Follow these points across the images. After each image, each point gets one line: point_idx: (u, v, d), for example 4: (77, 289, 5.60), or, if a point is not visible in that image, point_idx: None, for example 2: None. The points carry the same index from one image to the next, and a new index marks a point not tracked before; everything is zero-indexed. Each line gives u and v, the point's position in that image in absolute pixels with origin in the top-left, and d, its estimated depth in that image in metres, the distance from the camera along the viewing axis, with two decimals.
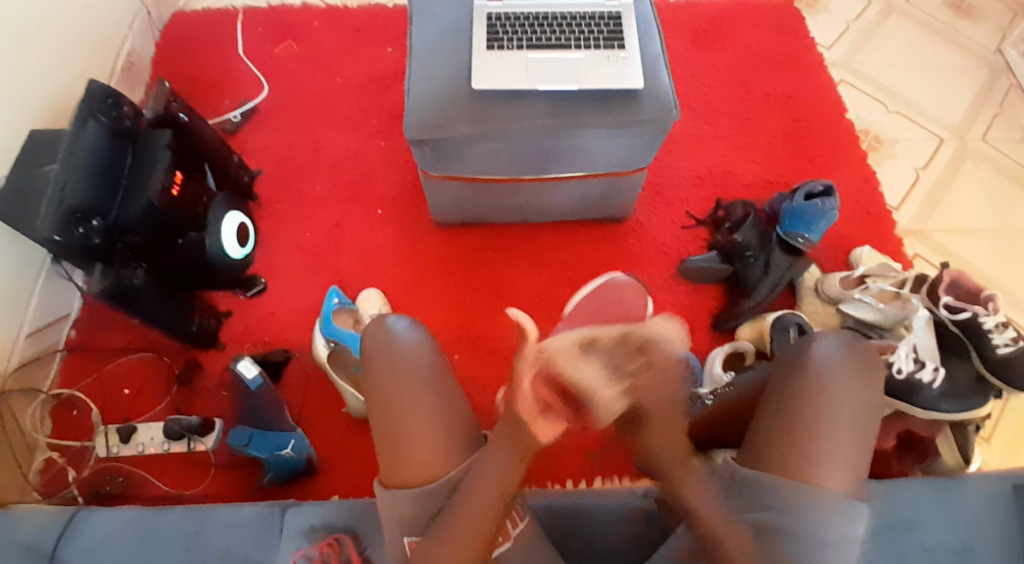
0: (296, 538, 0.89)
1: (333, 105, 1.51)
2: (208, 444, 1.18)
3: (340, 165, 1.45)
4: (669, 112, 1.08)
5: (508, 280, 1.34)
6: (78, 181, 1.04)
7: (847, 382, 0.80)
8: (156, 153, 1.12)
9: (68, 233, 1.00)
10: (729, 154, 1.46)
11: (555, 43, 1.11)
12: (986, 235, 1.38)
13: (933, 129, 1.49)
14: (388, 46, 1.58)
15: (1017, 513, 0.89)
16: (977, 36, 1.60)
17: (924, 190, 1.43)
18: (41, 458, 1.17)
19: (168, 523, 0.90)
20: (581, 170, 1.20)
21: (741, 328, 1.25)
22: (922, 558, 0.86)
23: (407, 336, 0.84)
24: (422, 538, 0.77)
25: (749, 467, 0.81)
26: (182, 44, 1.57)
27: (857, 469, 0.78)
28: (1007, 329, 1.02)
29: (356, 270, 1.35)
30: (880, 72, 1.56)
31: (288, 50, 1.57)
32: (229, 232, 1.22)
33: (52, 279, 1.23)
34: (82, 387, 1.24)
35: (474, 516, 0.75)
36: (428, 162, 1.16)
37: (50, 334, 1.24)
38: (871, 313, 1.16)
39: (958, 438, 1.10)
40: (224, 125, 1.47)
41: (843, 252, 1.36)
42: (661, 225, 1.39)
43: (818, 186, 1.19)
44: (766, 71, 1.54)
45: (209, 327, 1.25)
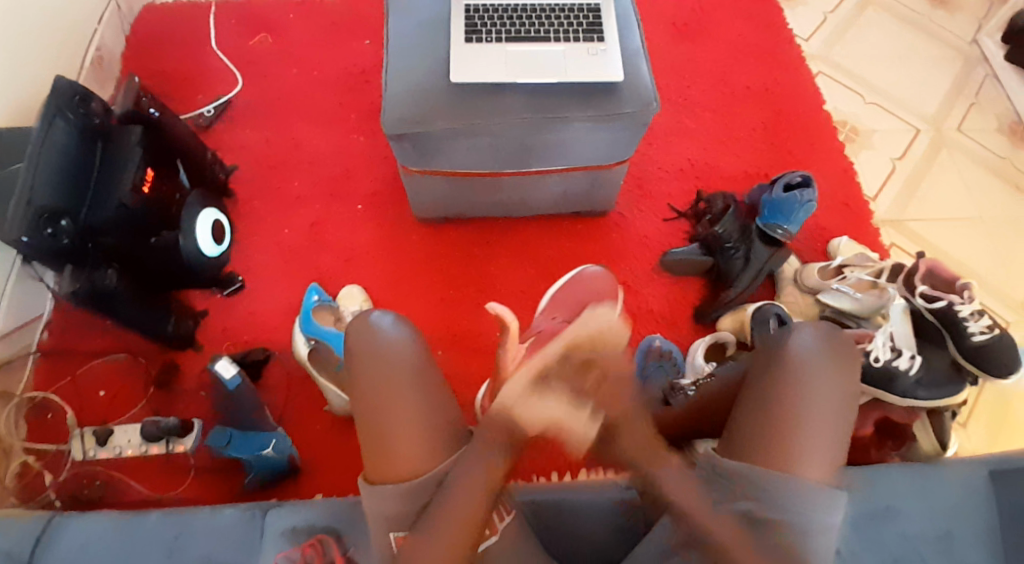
0: (279, 540, 0.88)
1: (311, 99, 1.49)
2: (188, 445, 1.14)
3: (318, 160, 1.43)
4: (649, 106, 1.08)
5: (491, 275, 1.33)
6: (46, 181, 1.00)
7: (823, 374, 0.80)
8: (128, 152, 1.10)
9: (37, 234, 0.97)
10: (709, 146, 1.46)
11: (535, 36, 1.10)
12: (961, 225, 1.40)
13: (910, 120, 1.51)
14: (366, 38, 1.56)
15: (993, 499, 0.90)
16: (953, 27, 1.62)
17: (901, 180, 1.44)
18: (17, 462, 1.14)
19: (148, 528, 0.88)
20: (560, 165, 1.20)
21: (724, 319, 1.25)
22: (902, 545, 0.88)
23: (391, 331, 0.83)
24: (410, 534, 0.76)
25: (731, 457, 0.81)
26: (153, 37, 1.54)
27: (836, 457, 0.80)
28: (982, 317, 1.05)
29: (337, 268, 1.33)
30: (858, 63, 1.58)
31: (263, 43, 1.54)
32: (205, 232, 1.19)
33: (23, 280, 1.20)
34: (57, 390, 1.22)
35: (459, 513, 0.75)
36: (408, 156, 1.14)
37: (22, 337, 1.21)
38: (848, 302, 1.17)
39: (935, 424, 1.11)
40: (198, 120, 1.44)
41: (822, 242, 1.37)
42: (642, 218, 1.39)
43: (796, 178, 1.20)
44: (745, 63, 1.55)
45: (186, 327, 1.23)
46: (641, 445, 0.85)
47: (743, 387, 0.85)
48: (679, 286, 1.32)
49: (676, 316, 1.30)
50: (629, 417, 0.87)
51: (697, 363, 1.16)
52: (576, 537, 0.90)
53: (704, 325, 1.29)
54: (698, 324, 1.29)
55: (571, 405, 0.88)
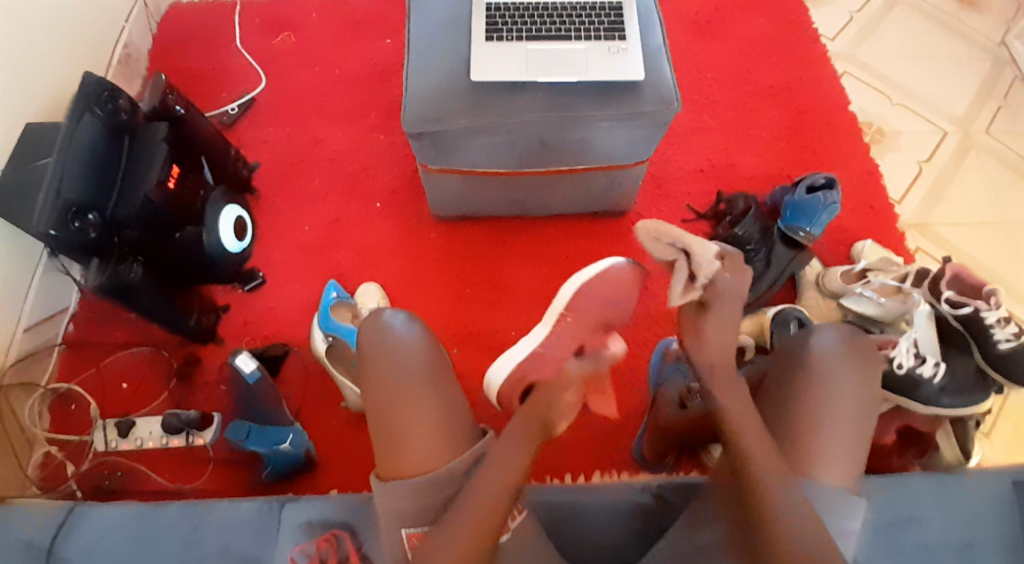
0: (294, 533, 0.89)
1: (332, 97, 1.50)
2: (207, 437, 1.16)
3: (339, 158, 1.44)
4: (670, 105, 1.07)
5: (508, 274, 1.33)
6: (75, 175, 1.03)
7: (845, 377, 0.79)
8: (153, 147, 1.11)
9: (64, 228, 0.99)
10: (731, 147, 1.45)
11: (555, 35, 1.10)
12: (989, 229, 1.37)
13: (937, 122, 1.48)
14: (387, 37, 1.57)
15: (1018, 510, 0.89)
16: (982, 27, 1.59)
17: (928, 183, 1.42)
18: (40, 452, 1.17)
19: (166, 519, 0.90)
20: (581, 164, 1.19)
21: (742, 322, 1.23)
22: (922, 554, 0.86)
23: (405, 331, 0.84)
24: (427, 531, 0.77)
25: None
26: (179, 36, 1.56)
27: (856, 463, 0.78)
28: (1009, 324, 1.03)
29: (355, 264, 1.34)
30: (884, 65, 1.55)
31: (286, 41, 1.56)
32: (225, 227, 1.21)
33: (50, 273, 1.22)
34: (81, 381, 1.24)
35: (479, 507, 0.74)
36: (428, 155, 1.15)
37: (49, 329, 1.23)
38: (871, 307, 1.15)
39: (958, 432, 1.10)
40: (221, 117, 1.46)
41: (844, 245, 1.35)
42: (662, 219, 1.38)
43: (820, 180, 1.19)
44: (768, 63, 1.53)
45: (207, 322, 1.24)
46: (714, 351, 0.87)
47: (763, 388, 0.84)
48: None
49: None
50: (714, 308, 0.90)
51: None
52: (590, 540, 0.90)
53: None
54: None
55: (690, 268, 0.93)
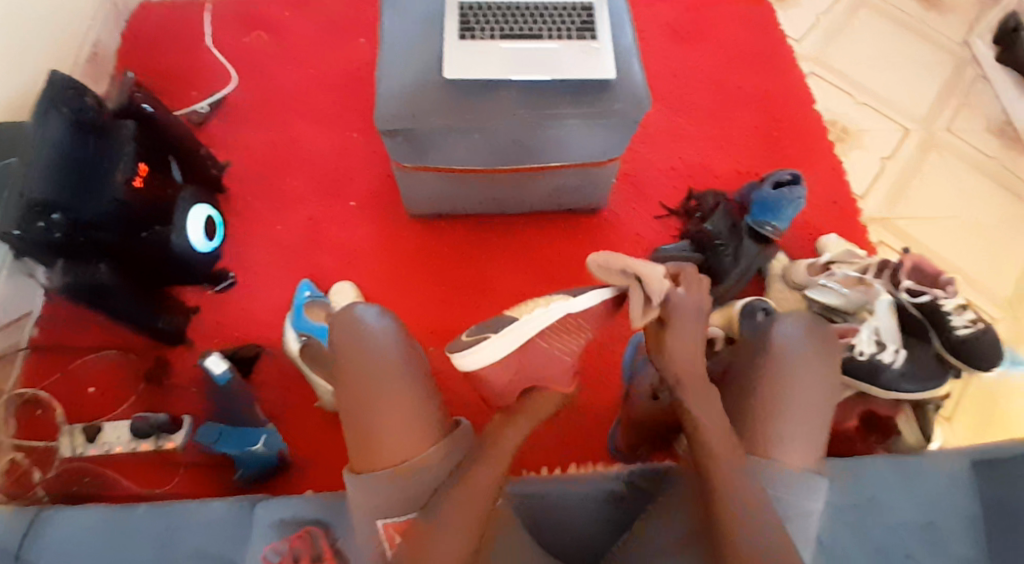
0: (267, 533, 0.88)
1: (306, 96, 1.49)
2: (177, 442, 1.13)
3: (313, 157, 1.43)
4: (640, 104, 1.09)
5: (483, 272, 1.34)
6: (39, 174, 1.01)
7: (807, 364, 0.82)
8: (121, 145, 1.10)
9: (29, 228, 0.99)
10: (701, 145, 1.48)
11: (527, 34, 1.11)
12: (949, 223, 1.42)
13: (900, 121, 1.53)
14: (362, 37, 1.56)
15: (977, 491, 0.92)
16: (944, 29, 1.65)
17: (890, 179, 1.47)
18: (6, 459, 1.15)
19: (138, 519, 0.89)
20: (556, 161, 1.21)
21: (712, 315, 1.26)
22: (887, 534, 0.90)
23: (378, 325, 0.84)
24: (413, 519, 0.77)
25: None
26: (147, 33, 1.54)
27: (815, 448, 0.81)
28: (966, 311, 1.08)
29: (330, 264, 1.34)
30: (850, 64, 1.60)
31: (258, 40, 1.54)
32: (195, 226, 1.19)
33: (15, 275, 1.20)
34: (47, 386, 1.21)
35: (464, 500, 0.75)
36: (402, 152, 1.15)
37: (13, 333, 1.21)
38: (836, 298, 1.19)
39: (919, 417, 1.15)
40: (192, 116, 1.44)
41: (811, 240, 1.39)
42: (636, 216, 1.40)
43: (786, 176, 1.22)
44: (738, 63, 1.56)
45: (178, 324, 1.23)
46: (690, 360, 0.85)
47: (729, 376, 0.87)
48: None
49: None
50: (687, 338, 0.85)
51: None
52: (563, 527, 0.92)
53: None
54: None
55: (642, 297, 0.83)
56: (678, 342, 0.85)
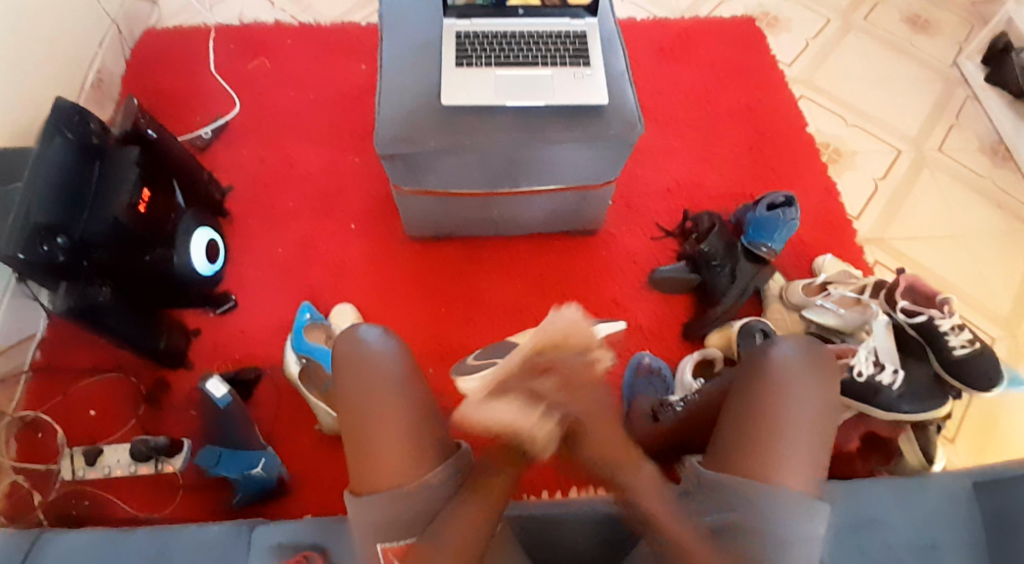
0: (264, 555, 0.88)
1: (305, 121, 1.52)
2: (177, 464, 1.15)
3: (312, 180, 1.45)
4: (634, 128, 1.11)
5: (480, 293, 1.35)
6: (42, 198, 1.03)
7: (804, 385, 0.82)
8: (125, 169, 1.12)
9: (32, 251, 1.00)
10: (696, 166, 1.49)
11: (522, 61, 1.14)
12: (944, 242, 1.43)
13: (892, 141, 1.55)
14: (361, 62, 1.59)
15: (978, 512, 0.92)
16: (934, 50, 1.67)
17: (884, 199, 1.48)
18: (7, 482, 1.15)
19: (135, 541, 0.88)
20: (552, 183, 1.22)
21: (710, 335, 1.27)
22: (887, 556, 0.89)
23: (378, 345, 0.85)
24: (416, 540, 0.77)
25: (712, 469, 0.82)
26: (151, 61, 1.57)
27: (815, 468, 0.80)
28: (963, 330, 1.07)
29: (329, 285, 1.35)
30: (842, 86, 1.62)
31: (260, 67, 1.57)
32: (197, 250, 1.21)
33: (18, 298, 1.21)
34: (47, 408, 1.22)
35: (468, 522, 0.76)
36: (400, 176, 1.17)
37: (15, 355, 1.22)
38: (833, 318, 1.20)
39: (919, 440, 1.10)
40: (194, 140, 1.47)
41: (807, 260, 1.40)
42: (632, 237, 1.41)
43: (779, 198, 1.24)
44: (731, 86, 1.59)
45: (178, 345, 1.24)
46: (606, 455, 0.80)
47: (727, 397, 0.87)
48: (667, 302, 1.34)
49: (663, 332, 1.31)
50: (593, 426, 0.79)
51: (686, 381, 1.17)
52: (561, 548, 0.91)
53: (691, 341, 1.31)
54: (686, 341, 1.31)
55: (519, 405, 0.78)
56: (596, 448, 0.80)
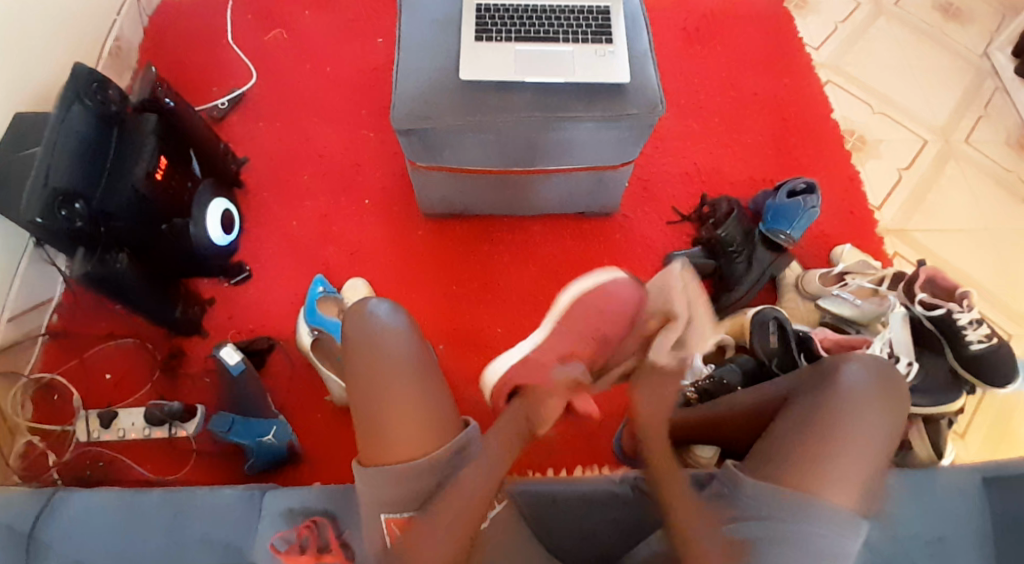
0: (276, 521, 0.89)
1: (323, 94, 1.51)
2: (190, 429, 1.15)
3: (328, 154, 1.45)
4: (655, 108, 1.09)
5: (495, 273, 1.34)
6: (62, 163, 1.02)
7: (869, 406, 0.80)
8: (142, 138, 1.13)
9: (51, 216, 0.99)
10: (715, 151, 1.47)
11: (543, 36, 1.12)
12: (966, 236, 1.41)
13: (918, 131, 1.52)
14: (379, 37, 1.58)
15: (987, 507, 0.91)
16: (964, 39, 1.63)
17: (907, 190, 1.45)
18: (21, 443, 1.15)
19: (148, 504, 0.90)
20: (569, 164, 1.21)
21: (721, 322, 1.26)
22: (892, 548, 0.88)
23: (388, 320, 0.85)
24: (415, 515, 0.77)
25: (753, 474, 0.78)
26: (170, 30, 1.57)
27: (862, 490, 0.76)
28: (981, 325, 1.05)
29: (342, 260, 1.35)
30: (868, 73, 1.58)
31: (277, 38, 1.57)
32: (212, 222, 1.22)
33: (36, 263, 1.22)
34: (63, 372, 1.24)
35: (469, 499, 0.77)
36: (416, 152, 1.16)
37: (33, 319, 1.23)
38: (849, 309, 1.19)
39: (930, 432, 1.10)
40: (212, 112, 1.47)
41: (825, 249, 1.38)
42: (648, 221, 1.40)
43: (800, 184, 1.22)
44: (754, 70, 1.56)
45: (193, 315, 1.25)
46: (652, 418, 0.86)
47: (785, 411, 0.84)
48: None
49: None
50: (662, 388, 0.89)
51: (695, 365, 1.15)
52: (569, 528, 0.91)
53: None
54: None
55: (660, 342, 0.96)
56: (645, 408, 0.87)
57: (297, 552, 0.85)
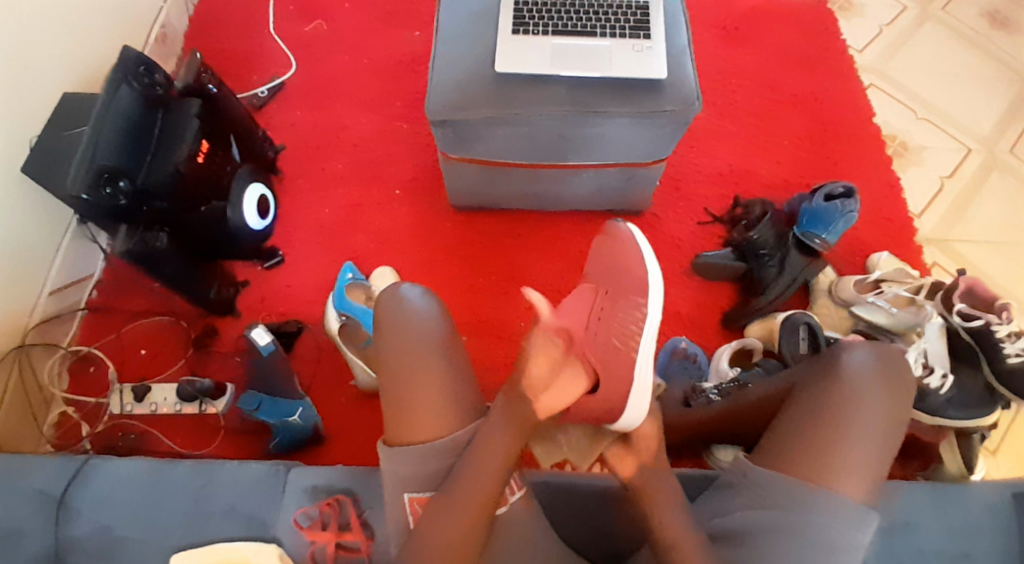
0: (299, 497, 0.90)
1: (360, 85, 1.53)
2: (220, 407, 1.19)
3: (362, 144, 1.47)
4: (691, 105, 1.08)
5: (524, 267, 1.35)
6: (109, 142, 1.05)
7: (873, 393, 0.80)
8: (185, 121, 1.14)
9: (96, 193, 1.01)
10: (750, 152, 1.45)
11: (580, 31, 1.12)
12: (1009, 248, 1.36)
13: (962, 139, 1.48)
14: (416, 29, 1.59)
15: (1017, 525, 0.88)
16: (1013, 47, 1.58)
17: (948, 199, 1.41)
18: (56, 412, 1.21)
19: (175, 477, 0.91)
20: (600, 160, 1.21)
21: (751, 325, 1.25)
22: (916, 560, 0.86)
23: (418, 304, 0.85)
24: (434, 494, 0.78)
25: (762, 465, 0.80)
26: (214, 18, 1.60)
27: (870, 478, 0.77)
28: (1020, 338, 1.02)
29: (372, 249, 1.37)
30: (912, 79, 1.54)
31: (318, 29, 1.59)
32: (250, 204, 1.26)
33: (79, 239, 1.26)
34: (101, 345, 1.27)
35: (485, 477, 0.76)
36: (449, 143, 1.17)
37: (73, 294, 1.27)
38: (883, 317, 1.16)
39: (962, 446, 1.09)
40: (251, 99, 1.50)
41: (860, 256, 1.35)
42: (679, 221, 1.38)
43: (839, 188, 1.19)
44: (794, 72, 1.53)
45: (225, 295, 1.28)
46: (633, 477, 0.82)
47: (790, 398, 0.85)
48: (709, 290, 1.32)
49: (704, 321, 1.30)
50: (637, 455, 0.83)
51: (721, 369, 1.16)
52: (586, 520, 0.91)
53: (732, 331, 1.29)
54: (726, 330, 1.29)
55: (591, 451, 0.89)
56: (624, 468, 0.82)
57: (319, 529, 0.88)
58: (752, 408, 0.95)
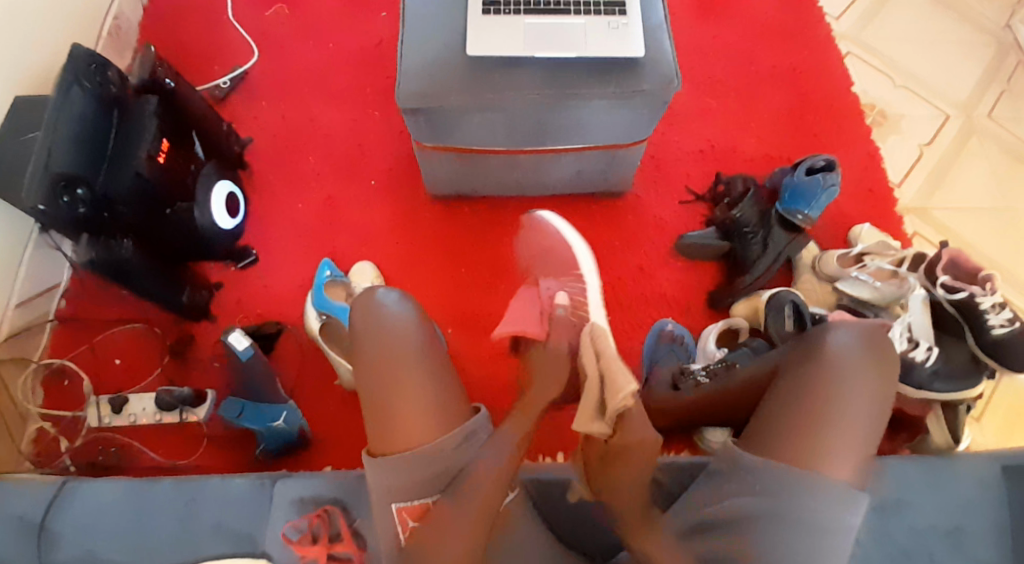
0: (287, 510, 0.89)
1: (327, 72, 1.48)
2: (201, 414, 1.16)
3: (333, 135, 1.42)
4: (670, 83, 1.05)
5: (502, 255, 1.33)
6: (65, 148, 1.00)
7: (857, 374, 0.80)
8: (144, 121, 1.11)
9: (54, 203, 0.98)
10: (729, 128, 1.43)
11: (553, 8, 1.07)
12: (988, 215, 1.37)
13: (940, 106, 1.47)
14: (382, 12, 1.54)
15: (1006, 495, 0.89)
16: (987, 9, 1.56)
17: (928, 168, 1.41)
18: (33, 428, 1.17)
19: (158, 495, 0.89)
20: (577, 143, 1.18)
21: (737, 305, 1.24)
22: (910, 538, 0.87)
23: (397, 309, 0.84)
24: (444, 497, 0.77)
25: (752, 453, 0.79)
26: (170, 7, 1.53)
27: (859, 461, 0.77)
28: (1004, 309, 1.03)
29: (349, 243, 1.33)
30: (888, 46, 1.53)
31: (279, 14, 1.53)
32: (216, 202, 1.21)
33: (42, 250, 1.22)
34: (74, 357, 1.24)
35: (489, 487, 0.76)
36: (422, 132, 1.13)
37: (40, 305, 1.23)
38: (868, 291, 1.15)
39: (948, 418, 1.08)
40: (214, 92, 1.44)
41: (842, 229, 1.34)
42: (660, 201, 1.37)
43: (820, 161, 1.17)
44: (770, 43, 1.50)
45: (200, 299, 1.24)
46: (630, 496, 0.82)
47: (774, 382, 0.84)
48: (692, 271, 1.31)
49: (689, 301, 1.29)
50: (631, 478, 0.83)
51: (708, 349, 1.16)
52: (579, 516, 0.90)
53: (717, 310, 1.28)
54: (712, 310, 1.28)
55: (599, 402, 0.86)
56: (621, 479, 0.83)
57: (309, 542, 0.86)
58: (739, 393, 0.94)
